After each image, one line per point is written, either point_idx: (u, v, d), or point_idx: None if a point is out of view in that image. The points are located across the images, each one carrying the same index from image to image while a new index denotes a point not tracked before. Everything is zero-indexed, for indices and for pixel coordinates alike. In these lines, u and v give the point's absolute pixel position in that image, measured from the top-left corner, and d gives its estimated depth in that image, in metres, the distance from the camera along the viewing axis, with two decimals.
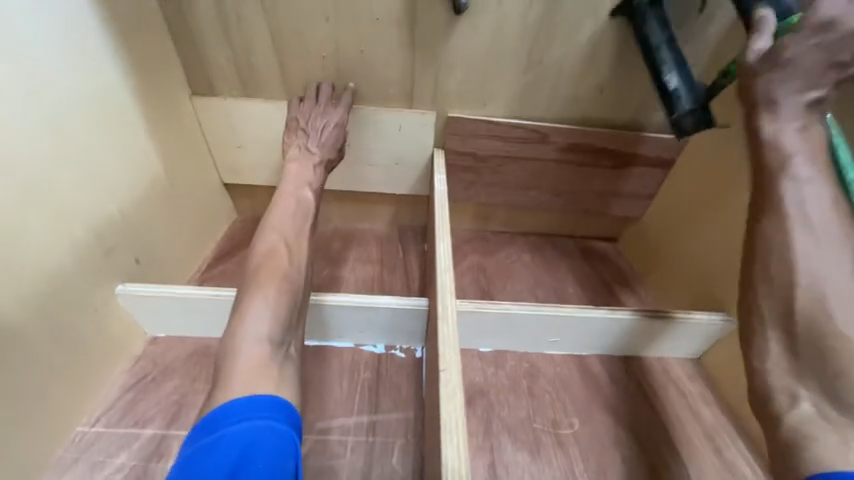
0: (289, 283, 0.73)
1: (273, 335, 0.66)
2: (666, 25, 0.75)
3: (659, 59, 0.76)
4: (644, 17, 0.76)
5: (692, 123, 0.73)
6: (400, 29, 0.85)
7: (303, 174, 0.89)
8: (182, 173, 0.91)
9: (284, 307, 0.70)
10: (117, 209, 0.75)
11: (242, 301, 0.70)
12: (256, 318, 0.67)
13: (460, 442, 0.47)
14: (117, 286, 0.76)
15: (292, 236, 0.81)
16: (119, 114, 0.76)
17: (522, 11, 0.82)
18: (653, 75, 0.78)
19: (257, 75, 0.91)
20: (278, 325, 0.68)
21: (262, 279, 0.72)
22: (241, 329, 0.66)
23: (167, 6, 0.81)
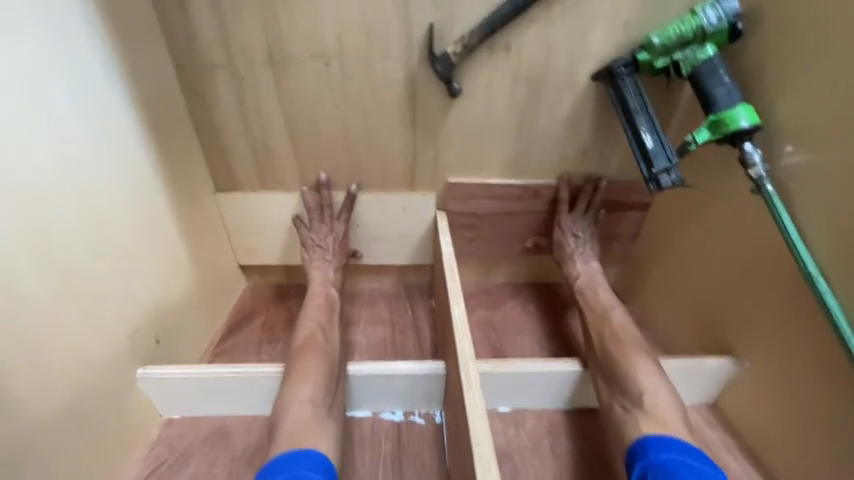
0: (328, 351, 0.80)
1: (316, 398, 0.72)
2: (640, 95, 0.85)
3: (637, 122, 0.85)
4: (620, 87, 0.86)
5: (668, 181, 0.82)
6: (402, 112, 0.95)
7: (327, 273, 1.00)
8: (203, 250, 0.95)
9: (327, 370, 0.77)
10: (144, 292, 0.78)
11: (289, 374, 0.77)
12: (303, 383, 0.74)
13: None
14: (138, 370, 0.77)
15: (320, 318, 0.88)
16: (154, 202, 0.81)
17: (509, 92, 0.94)
18: (630, 137, 0.86)
19: (272, 157, 0.99)
20: (321, 388, 0.74)
21: (300, 353, 0.79)
22: (287, 393, 0.74)
23: (195, 106, 0.90)
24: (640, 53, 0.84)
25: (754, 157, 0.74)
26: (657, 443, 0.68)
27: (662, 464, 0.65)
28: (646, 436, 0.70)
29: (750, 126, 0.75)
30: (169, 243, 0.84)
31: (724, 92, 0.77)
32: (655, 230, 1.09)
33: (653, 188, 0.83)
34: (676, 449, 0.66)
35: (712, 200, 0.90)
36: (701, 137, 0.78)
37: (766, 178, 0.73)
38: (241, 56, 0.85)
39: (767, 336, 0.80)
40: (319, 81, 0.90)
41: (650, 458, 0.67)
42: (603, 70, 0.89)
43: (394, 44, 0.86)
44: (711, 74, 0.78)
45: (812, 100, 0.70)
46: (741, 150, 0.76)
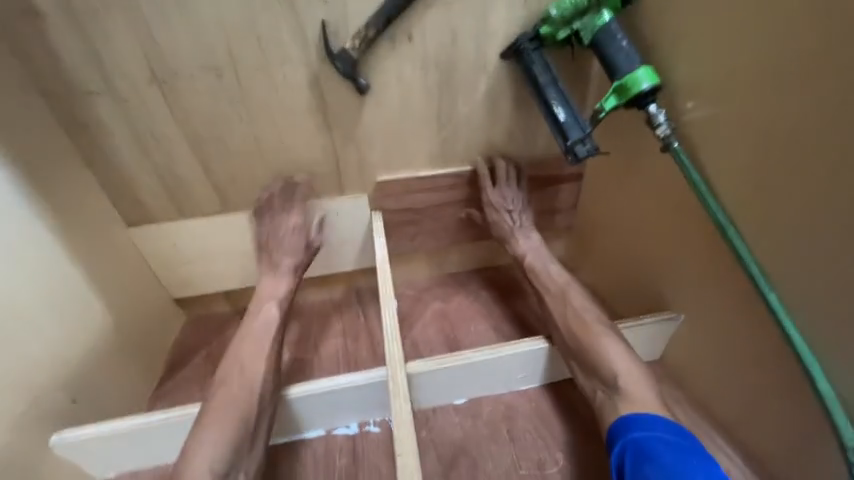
0: (236, 394, 0.72)
1: (220, 456, 0.66)
2: (549, 67, 0.84)
3: (548, 95, 0.84)
4: (527, 62, 0.85)
5: (584, 151, 0.82)
6: (314, 116, 0.90)
7: (276, 287, 0.90)
8: (120, 293, 0.88)
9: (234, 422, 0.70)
10: (44, 353, 0.70)
11: (205, 411, 0.71)
12: (211, 424, 0.68)
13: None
14: (51, 438, 0.71)
15: (261, 332, 0.82)
16: (40, 252, 0.73)
17: (421, 82, 0.91)
18: (545, 111, 0.86)
19: (182, 181, 0.92)
20: (228, 440, 0.68)
21: (221, 394, 0.73)
22: (195, 437, 0.67)
23: (80, 139, 0.82)
24: (541, 26, 0.83)
25: (658, 117, 0.74)
26: (634, 423, 0.67)
27: (639, 444, 0.64)
28: (622, 417, 0.70)
29: (650, 86, 0.75)
30: (69, 293, 0.77)
31: (623, 56, 0.76)
32: (589, 198, 1.10)
33: (572, 160, 0.83)
34: (651, 425, 0.66)
35: (633, 163, 0.91)
36: (611, 104, 0.78)
37: (672, 136, 0.74)
38: (119, 78, 0.78)
39: (695, 289, 0.83)
40: (215, 94, 0.83)
41: (627, 438, 0.66)
42: (509, 48, 0.87)
43: (288, 46, 0.81)
44: (609, 40, 0.77)
45: (703, 55, 0.71)
46: (647, 112, 0.76)
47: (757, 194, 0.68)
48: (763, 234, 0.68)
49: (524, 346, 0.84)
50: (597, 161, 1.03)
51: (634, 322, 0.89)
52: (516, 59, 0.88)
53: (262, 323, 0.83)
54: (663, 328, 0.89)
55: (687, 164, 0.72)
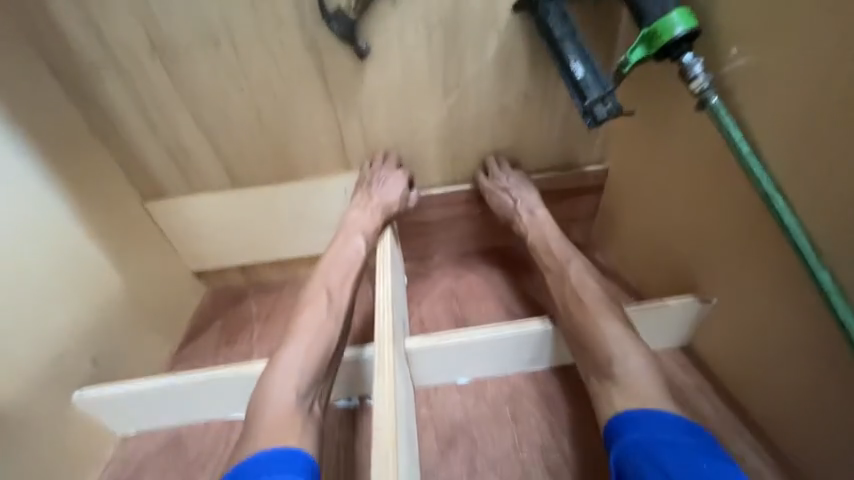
0: (304, 336, 0.74)
1: (299, 390, 0.68)
2: (567, 18, 0.75)
3: (564, 50, 0.75)
4: (542, 14, 0.76)
5: (604, 111, 0.72)
6: (314, 83, 0.86)
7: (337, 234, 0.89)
8: (137, 263, 0.92)
9: (318, 356, 0.73)
10: (62, 317, 0.74)
11: (279, 353, 0.73)
12: (289, 366, 0.70)
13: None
14: (74, 394, 0.76)
15: (338, 281, 0.82)
16: (53, 220, 0.75)
17: (425, 42, 0.84)
18: (562, 68, 0.76)
19: (190, 155, 0.93)
20: (309, 375, 0.71)
21: (303, 334, 0.74)
22: (270, 379, 0.70)
23: (91, 112, 0.84)
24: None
25: (692, 69, 0.64)
26: (631, 422, 0.61)
27: (635, 446, 0.58)
28: (619, 414, 0.63)
29: (685, 31, 0.64)
30: (84, 261, 0.80)
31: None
32: (615, 170, 1.01)
33: (590, 123, 0.74)
34: (651, 426, 0.59)
35: (663, 127, 0.80)
36: (637, 55, 0.67)
37: (710, 90, 0.63)
38: (121, 50, 0.78)
39: (731, 269, 0.72)
40: (214, 64, 0.82)
41: (624, 439, 0.60)
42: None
43: (283, 8, 0.77)
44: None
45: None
46: (680, 64, 0.66)
47: (813, 157, 0.57)
48: (818, 204, 0.57)
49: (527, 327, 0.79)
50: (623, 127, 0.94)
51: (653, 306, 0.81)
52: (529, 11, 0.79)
53: (339, 274, 0.84)
54: (682, 314, 0.82)
55: (727, 123, 0.62)
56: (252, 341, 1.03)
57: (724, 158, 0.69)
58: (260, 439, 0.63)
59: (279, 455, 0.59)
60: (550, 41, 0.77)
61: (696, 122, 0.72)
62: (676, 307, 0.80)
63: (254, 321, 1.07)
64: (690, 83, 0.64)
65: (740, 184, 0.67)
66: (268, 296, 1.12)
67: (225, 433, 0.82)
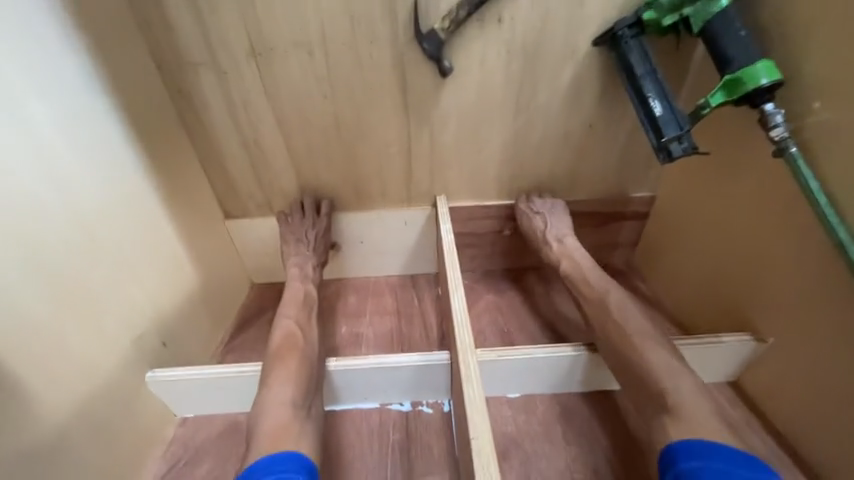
0: (304, 353, 0.78)
1: (295, 399, 0.71)
2: (649, 56, 0.79)
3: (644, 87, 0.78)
4: (623, 51, 0.80)
5: (679, 149, 0.75)
6: (393, 95, 0.91)
7: (305, 269, 0.99)
8: (203, 250, 0.96)
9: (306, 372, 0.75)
10: (144, 296, 0.78)
11: (268, 374, 0.75)
12: (280, 384, 0.72)
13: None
14: (147, 372, 0.79)
15: (303, 318, 0.88)
16: (145, 202, 0.80)
17: (504, 67, 0.88)
18: (639, 103, 0.80)
19: (265, 153, 0.97)
20: (301, 388, 0.73)
21: (284, 357, 0.77)
22: (264, 394, 0.72)
23: (181, 105, 0.89)
24: (645, 11, 0.78)
25: (774, 118, 0.67)
26: (685, 449, 0.60)
27: (693, 475, 0.57)
28: (677, 441, 0.62)
29: (770, 82, 0.67)
30: (165, 243, 0.84)
31: (739, 45, 0.69)
32: (665, 203, 1.05)
33: (663, 158, 0.77)
34: (707, 454, 0.59)
35: (731, 167, 0.83)
36: (721, 98, 0.70)
37: (790, 140, 0.66)
38: (222, 51, 0.83)
39: (792, 311, 0.74)
40: (304, 70, 0.86)
41: (678, 467, 0.60)
42: (604, 34, 0.82)
43: (377, 25, 0.82)
44: (723, 26, 0.70)
45: (843, 46, 0.62)
46: (761, 112, 0.69)
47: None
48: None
49: (582, 350, 0.81)
50: (681, 164, 0.97)
51: (709, 341, 0.82)
52: (610, 46, 0.83)
53: (299, 310, 0.90)
54: (737, 352, 0.82)
55: (804, 172, 0.65)
56: None
57: (796, 204, 0.71)
58: (263, 444, 0.64)
59: (282, 456, 0.61)
60: (629, 77, 0.80)
61: (768, 166, 0.75)
62: (732, 344, 0.81)
63: None
64: (768, 130, 0.68)
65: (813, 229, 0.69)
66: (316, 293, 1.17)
67: None
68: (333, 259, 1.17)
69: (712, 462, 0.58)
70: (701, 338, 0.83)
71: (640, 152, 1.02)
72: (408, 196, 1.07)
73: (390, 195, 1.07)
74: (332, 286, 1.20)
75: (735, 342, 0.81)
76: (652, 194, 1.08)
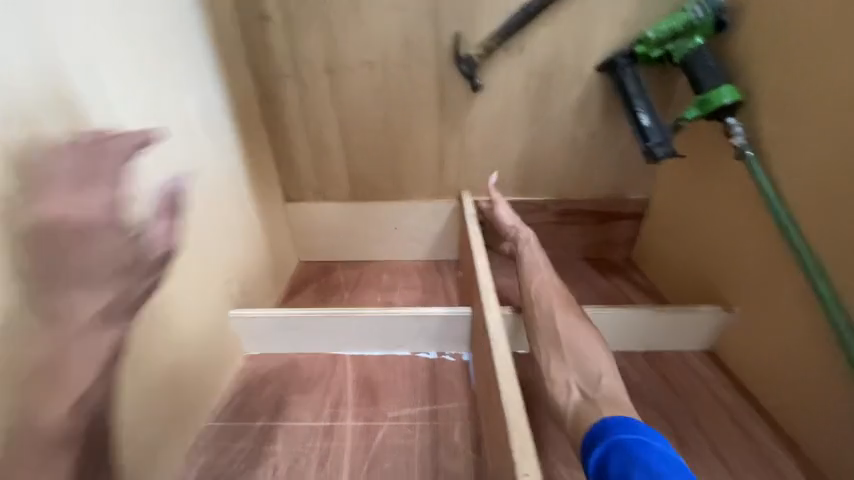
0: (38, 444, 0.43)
1: None
2: (640, 82, 1.00)
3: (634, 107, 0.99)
4: (619, 77, 1.01)
5: (662, 152, 0.95)
6: (433, 104, 1.13)
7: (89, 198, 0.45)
8: (269, 223, 1.20)
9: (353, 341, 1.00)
10: (235, 251, 1.00)
11: None
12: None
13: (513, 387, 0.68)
14: (230, 310, 0.98)
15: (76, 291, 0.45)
16: (239, 177, 1.02)
17: (523, 85, 1.10)
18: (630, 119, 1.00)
19: (326, 148, 1.21)
20: None
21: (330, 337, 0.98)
22: None
23: (266, 106, 1.13)
24: (637, 46, 0.98)
25: (734, 129, 0.86)
26: (617, 424, 0.62)
27: (617, 445, 0.59)
28: (607, 420, 0.64)
29: (731, 102, 0.86)
30: (248, 210, 1.06)
31: (708, 73, 0.89)
32: (656, 205, 1.23)
33: (650, 160, 0.96)
34: (637, 429, 0.60)
35: (707, 169, 1.01)
36: (694, 113, 0.91)
37: (747, 146, 0.85)
38: (304, 66, 1.07)
39: (754, 283, 0.90)
40: (365, 83, 1.10)
41: (607, 438, 0.60)
42: (605, 62, 1.03)
43: (426, 49, 1.05)
44: (697, 59, 0.90)
45: (785, 73, 0.81)
46: (726, 124, 0.87)
47: (827, 197, 0.76)
48: (824, 232, 0.76)
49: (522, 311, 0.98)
50: (670, 169, 1.15)
51: (673, 311, 0.98)
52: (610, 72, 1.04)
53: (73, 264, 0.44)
54: (705, 321, 0.98)
55: (757, 171, 0.83)
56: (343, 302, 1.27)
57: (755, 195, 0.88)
58: None
59: None
60: (624, 96, 1.01)
61: (735, 166, 0.93)
62: (694, 314, 0.97)
63: (343, 287, 1.33)
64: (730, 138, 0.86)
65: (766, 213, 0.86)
66: (354, 270, 1.39)
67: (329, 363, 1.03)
68: (370, 241, 1.38)
69: (634, 434, 0.59)
70: (668, 309, 0.99)
71: (636, 159, 1.21)
72: (438, 189, 1.28)
73: (423, 187, 1.28)
74: (367, 265, 1.40)
75: (698, 311, 0.97)
76: (647, 197, 1.26)
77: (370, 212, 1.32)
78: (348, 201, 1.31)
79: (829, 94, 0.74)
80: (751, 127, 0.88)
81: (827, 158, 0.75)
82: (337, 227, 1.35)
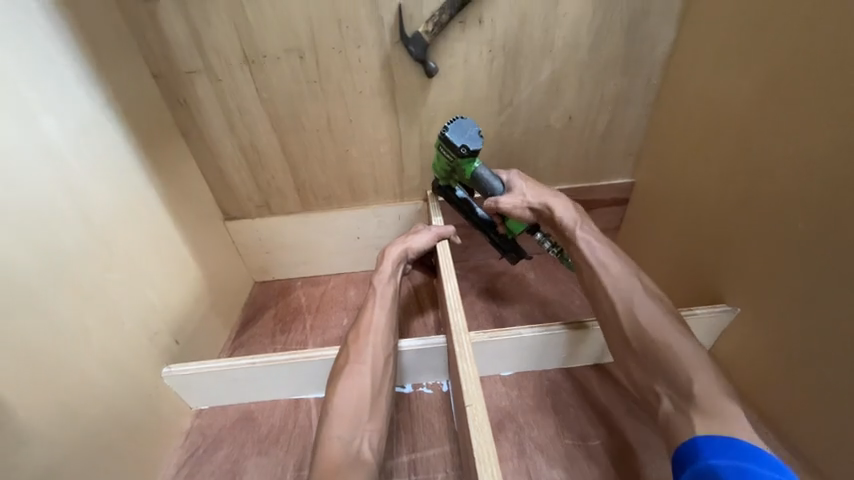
0: None
1: None
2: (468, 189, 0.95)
3: (515, 184, 0.88)
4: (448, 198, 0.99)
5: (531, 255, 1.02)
6: (382, 95, 0.95)
7: None
8: (204, 250, 1.02)
9: (385, 361, 0.72)
10: (156, 297, 0.84)
11: None
12: None
13: (496, 476, 0.51)
14: (162, 369, 0.84)
15: None
16: (149, 207, 0.85)
17: (486, 66, 0.93)
18: (543, 218, 0.87)
19: (262, 155, 1.02)
20: None
21: (362, 352, 0.72)
22: None
23: (181, 113, 0.93)
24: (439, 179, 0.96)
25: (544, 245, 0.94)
26: (718, 446, 0.54)
27: (715, 471, 0.52)
28: (705, 438, 0.57)
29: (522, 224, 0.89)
30: (169, 244, 0.90)
31: (498, 195, 0.87)
32: (644, 188, 1.12)
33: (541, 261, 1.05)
34: (736, 454, 0.53)
35: (714, 142, 0.86)
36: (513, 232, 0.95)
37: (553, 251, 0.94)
38: (216, 60, 0.87)
39: (752, 279, 0.80)
40: (296, 76, 0.90)
41: (700, 461, 0.55)
42: (457, 154, 0.84)
43: (365, 30, 0.86)
44: (483, 186, 0.88)
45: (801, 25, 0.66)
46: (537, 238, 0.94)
47: (838, 180, 0.63)
48: (824, 222, 0.66)
49: (513, 329, 0.83)
50: (660, 147, 1.03)
51: (693, 312, 0.83)
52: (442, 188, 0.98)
53: None
54: (715, 321, 0.85)
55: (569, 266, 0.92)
56: (305, 328, 1.12)
57: (777, 168, 0.73)
58: None
59: None
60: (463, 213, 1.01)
61: (743, 138, 0.79)
62: (705, 315, 0.84)
63: (305, 309, 1.18)
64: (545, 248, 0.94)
65: (795, 187, 0.70)
66: (316, 287, 1.24)
67: (292, 410, 0.90)
68: (330, 254, 1.22)
69: (736, 459, 0.52)
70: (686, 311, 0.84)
71: (618, 140, 1.08)
72: (400, 192, 1.12)
73: (383, 190, 1.12)
74: (332, 280, 1.25)
75: (703, 312, 0.84)
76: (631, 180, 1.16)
77: (325, 223, 1.16)
78: (299, 212, 1.14)
79: (844, 53, 0.60)
80: (757, 92, 0.75)
81: (832, 132, 0.63)
82: (291, 244, 1.19)
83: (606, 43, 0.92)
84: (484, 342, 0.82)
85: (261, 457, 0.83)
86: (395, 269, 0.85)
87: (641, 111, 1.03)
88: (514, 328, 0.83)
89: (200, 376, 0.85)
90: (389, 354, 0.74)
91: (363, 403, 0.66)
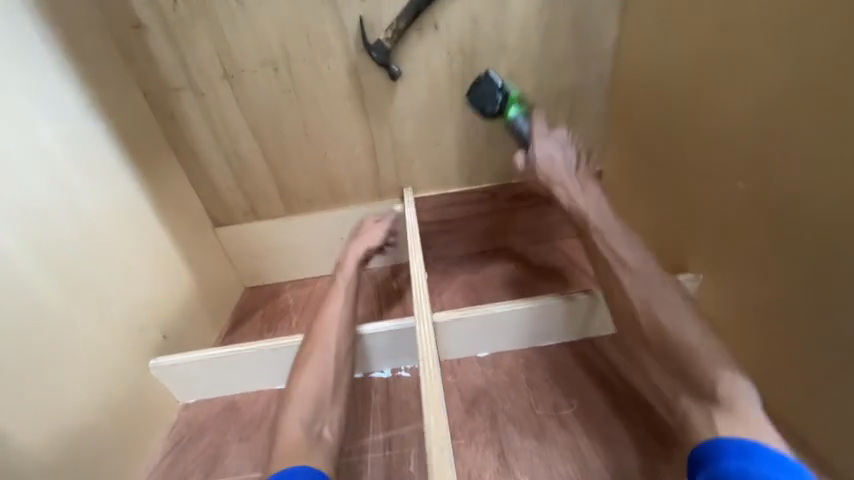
0: None
1: None
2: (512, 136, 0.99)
3: (542, 148, 0.87)
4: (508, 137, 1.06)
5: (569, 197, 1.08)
6: (353, 99, 1.03)
7: None
8: (193, 253, 1.08)
9: (347, 351, 0.78)
10: (145, 294, 0.90)
11: None
12: None
13: (438, 415, 0.53)
14: (149, 361, 0.88)
15: None
16: (139, 210, 0.92)
17: (446, 67, 1.01)
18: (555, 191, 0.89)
19: (245, 161, 1.09)
20: None
21: (325, 341, 0.76)
22: None
23: (169, 127, 1.02)
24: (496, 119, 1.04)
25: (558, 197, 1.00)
26: (736, 451, 0.53)
27: (727, 473, 0.51)
28: (723, 440, 0.55)
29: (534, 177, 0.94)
30: (159, 245, 0.96)
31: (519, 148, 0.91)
32: (613, 174, 1.17)
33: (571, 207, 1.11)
34: (755, 459, 0.51)
35: (664, 118, 0.92)
36: None
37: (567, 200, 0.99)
38: (199, 76, 0.96)
39: (713, 242, 0.84)
40: (272, 86, 0.99)
41: (714, 463, 0.54)
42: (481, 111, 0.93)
43: (332, 41, 0.95)
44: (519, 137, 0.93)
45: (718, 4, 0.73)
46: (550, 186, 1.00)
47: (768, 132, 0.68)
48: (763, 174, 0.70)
49: (482, 307, 0.86)
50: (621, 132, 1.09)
51: None
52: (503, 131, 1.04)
53: None
54: (681, 289, 0.89)
55: None
56: (292, 326, 1.16)
57: (719, 132, 0.78)
58: None
59: None
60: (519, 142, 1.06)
61: (694, 111, 0.83)
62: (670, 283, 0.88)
63: (292, 309, 1.22)
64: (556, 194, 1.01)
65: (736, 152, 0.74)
66: (303, 288, 1.28)
67: (275, 400, 0.92)
68: (315, 256, 1.27)
69: (753, 464, 0.51)
70: None
71: (580, 129, 1.14)
72: (378, 191, 1.18)
73: (362, 190, 1.18)
74: (319, 281, 1.30)
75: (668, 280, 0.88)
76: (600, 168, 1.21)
77: (309, 225, 1.22)
78: (284, 216, 1.20)
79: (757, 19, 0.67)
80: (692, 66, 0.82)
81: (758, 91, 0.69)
82: (278, 247, 1.24)
83: (556, 39, 1.00)
84: (456, 320, 0.86)
85: (243, 444, 0.86)
86: (356, 266, 0.91)
87: (599, 101, 1.10)
88: (484, 306, 0.87)
89: (187, 368, 0.89)
90: (350, 343, 0.79)
91: (324, 389, 0.71)
